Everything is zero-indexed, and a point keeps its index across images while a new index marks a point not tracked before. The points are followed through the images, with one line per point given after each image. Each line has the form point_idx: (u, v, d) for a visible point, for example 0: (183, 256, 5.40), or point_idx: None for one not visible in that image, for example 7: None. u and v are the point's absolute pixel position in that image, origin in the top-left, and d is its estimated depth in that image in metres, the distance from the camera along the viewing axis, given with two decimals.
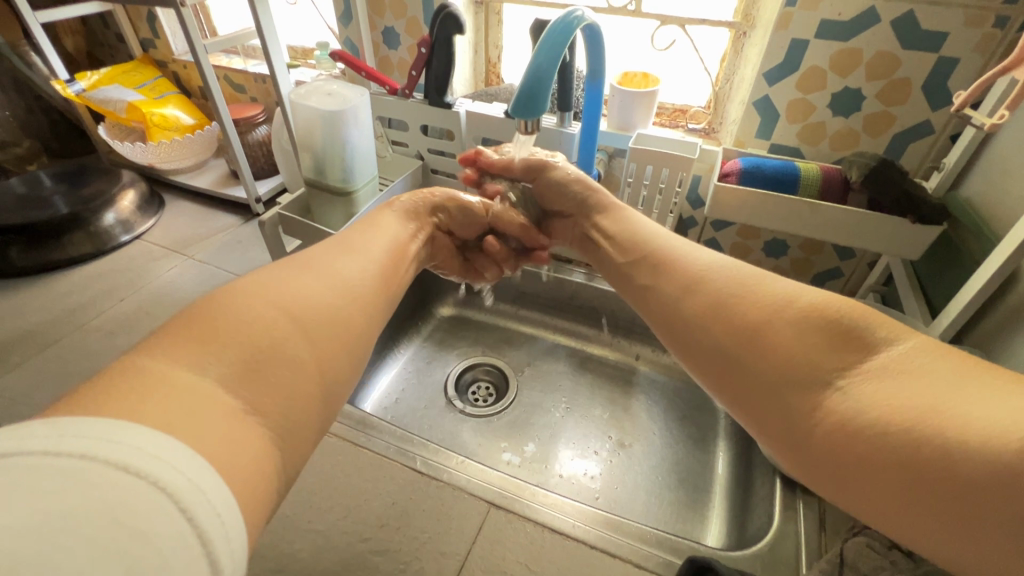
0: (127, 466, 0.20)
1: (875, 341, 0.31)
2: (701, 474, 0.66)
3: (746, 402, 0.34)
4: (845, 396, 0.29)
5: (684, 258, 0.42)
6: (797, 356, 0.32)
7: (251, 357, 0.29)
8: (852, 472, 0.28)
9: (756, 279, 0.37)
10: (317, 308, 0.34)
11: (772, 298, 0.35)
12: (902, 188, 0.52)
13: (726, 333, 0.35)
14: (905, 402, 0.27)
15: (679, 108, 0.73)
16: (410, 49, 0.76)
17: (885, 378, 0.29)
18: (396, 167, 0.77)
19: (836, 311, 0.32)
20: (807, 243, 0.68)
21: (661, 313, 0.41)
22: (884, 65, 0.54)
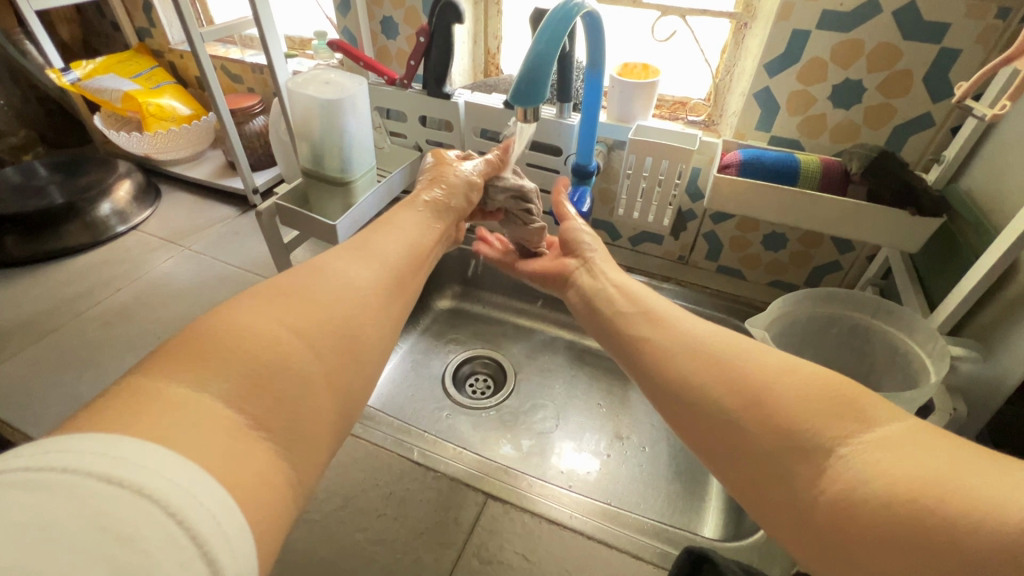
0: (134, 482, 0.21)
1: (874, 414, 0.29)
2: (699, 465, 0.67)
3: (744, 470, 0.32)
4: (848, 466, 0.28)
5: (678, 318, 0.41)
6: (796, 423, 0.30)
7: (240, 360, 0.29)
8: (858, 551, 0.26)
9: (752, 344, 0.35)
10: (314, 309, 0.34)
11: (771, 364, 0.33)
12: (902, 180, 0.51)
13: (722, 395, 0.33)
14: (906, 475, 0.26)
15: (678, 101, 0.72)
16: (408, 40, 0.76)
17: (885, 450, 0.27)
18: (394, 158, 0.76)
19: (836, 383, 0.31)
20: (806, 236, 0.68)
21: (653, 373, 0.39)
22: (886, 56, 0.54)
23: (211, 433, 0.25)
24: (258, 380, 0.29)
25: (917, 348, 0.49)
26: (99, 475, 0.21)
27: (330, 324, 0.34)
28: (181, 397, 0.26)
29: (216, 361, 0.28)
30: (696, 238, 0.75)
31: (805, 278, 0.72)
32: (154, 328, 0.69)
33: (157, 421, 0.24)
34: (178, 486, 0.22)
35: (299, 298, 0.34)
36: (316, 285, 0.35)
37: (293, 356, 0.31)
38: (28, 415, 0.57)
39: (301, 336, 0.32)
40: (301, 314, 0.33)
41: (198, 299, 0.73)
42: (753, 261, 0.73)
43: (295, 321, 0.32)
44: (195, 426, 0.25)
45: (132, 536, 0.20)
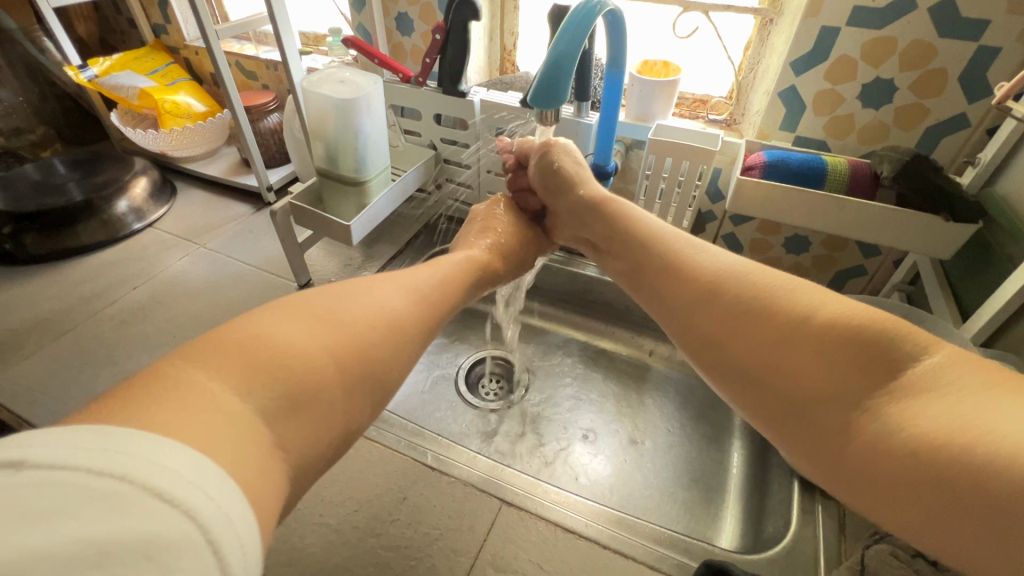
0: (140, 478, 0.20)
1: (905, 358, 0.29)
2: (716, 472, 0.65)
3: (772, 421, 0.32)
4: (877, 419, 0.28)
5: (705, 261, 0.40)
6: (822, 373, 0.30)
7: (264, 361, 0.27)
8: (884, 494, 0.26)
9: (779, 286, 0.35)
10: (345, 326, 0.31)
11: (794, 311, 0.33)
12: (936, 185, 0.50)
13: (747, 349, 0.34)
14: (934, 421, 0.26)
15: (699, 99, 0.71)
16: (424, 36, 0.75)
17: (914, 398, 0.27)
18: (408, 157, 0.76)
19: (864, 325, 0.30)
20: (830, 239, 0.66)
21: (682, 325, 0.38)
22: (919, 55, 0.52)
23: (240, 439, 0.24)
24: (292, 396, 0.27)
25: None
26: (106, 472, 0.20)
27: (362, 341, 0.31)
28: (198, 387, 0.24)
29: (242, 362, 0.26)
30: (715, 239, 0.73)
31: (827, 282, 0.70)
32: (170, 326, 0.69)
33: (164, 410, 0.22)
34: (188, 482, 0.20)
35: (321, 309, 0.31)
36: (341, 299, 0.33)
37: (321, 376, 0.28)
38: (47, 413, 0.58)
39: (332, 356, 0.29)
40: (326, 330, 0.30)
41: (213, 298, 0.73)
42: (774, 264, 0.72)
43: (327, 339, 0.30)
44: (218, 424, 0.24)
45: (146, 537, 0.19)
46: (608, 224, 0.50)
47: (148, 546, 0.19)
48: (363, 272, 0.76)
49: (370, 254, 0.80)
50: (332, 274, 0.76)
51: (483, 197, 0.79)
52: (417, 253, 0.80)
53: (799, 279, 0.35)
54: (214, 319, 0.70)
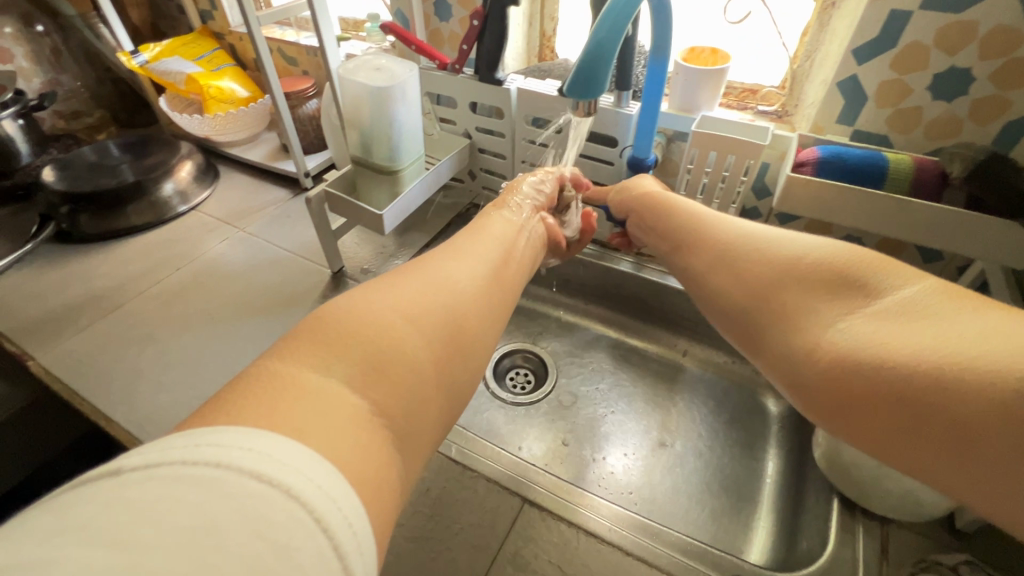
0: (241, 465, 0.21)
1: (880, 287, 0.33)
2: (748, 482, 0.63)
3: (764, 354, 0.37)
4: (843, 335, 0.32)
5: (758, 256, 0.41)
6: (801, 308, 0.35)
7: (352, 341, 0.30)
8: (852, 402, 0.30)
9: (781, 245, 0.40)
10: (429, 305, 0.35)
11: (787, 262, 0.38)
12: (1015, 186, 0.44)
13: (744, 297, 0.40)
14: (895, 337, 0.30)
15: (749, 88, 0.66)
16: (461, 22, 0.73)
17: (880, 322, 0.31)
18: (443, 145, 0.75)
19: (843, 266, 0.35)
20: (887, 242, 0.62)
21: (745, 320, 0.39)
22: (1003, 42, 0.47)
23: (333, 411, 0.26)
24: (376, 362, 0.30)
25: None
26: (212, 462, 0.21)
27: (441, 318, 0.35)
28: (296, 379, 0.27)
29: (325, 344, 0.29)
30: None
31: None
32: (210, 307, 0.71)
33: (257, 408, 0.24)
34: (286, 466, 0.22)
35: (406, 292, 0.35)
36: (422, 280, 0.37)
37: (408, 346, 0.31)
38: (95, 387, 0.61)
39: (418, 328, 0.33)
40: (411, 306, 0.34)
41: (251, 281, 0.75)
42: None
43: (411, 311, 0.33)
44: (321, 410, 0.26)
45: (260, 521, 0.20)
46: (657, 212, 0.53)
47: (261, 525, 0.20)
48: (394, 260, 0.77)
49: (402, 242, 0.80)
50: (365, 261, 0.77)
51: None
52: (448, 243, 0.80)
53: (853, 256, 0.36)
54: (250, 302, 0.72)
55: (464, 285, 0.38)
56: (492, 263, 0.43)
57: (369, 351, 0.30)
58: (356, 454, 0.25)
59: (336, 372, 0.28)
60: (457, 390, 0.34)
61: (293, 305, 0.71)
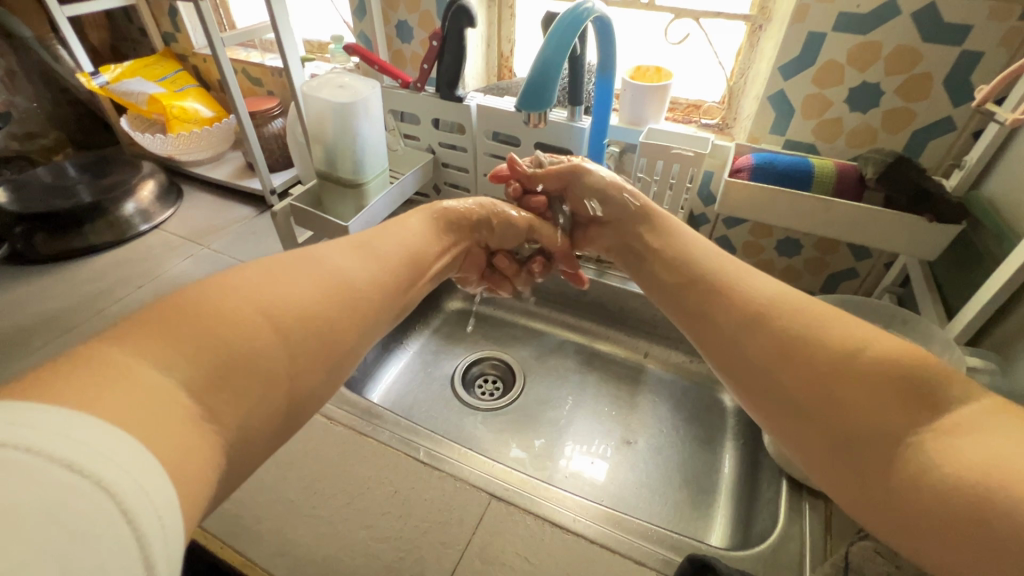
0: (40, 449, 0.19)
1: (951, 397, 0.29)
2: (708, 473, 0.66)
3: (804, 430, 0.33)
4: (922, 453, 0.28)
5: (750, 289, 0.41)
6: (857, 396, 0.31)
7: (196, 338, 0.28)
8: (921, 522, 0.26)
9: (830, 319, 0.35)
10: (292, 303, 0.34)
11: (841, 341, 0.33)
12: (919, 185, 0.50)
13: (785, 365, 0.35)
14: (978, 459, 0.26)
15: (692, 104, 0.72)
16: (423, 43, 0.76)
17: (958, 436, 0.27)
18: (407, 160, 0.77)
19: (911, 363, 0.31)
20: (822, 242, 0.67)
21: (768, 388, 0.36)
22: (905, 59, 0.53)
23: (172, 410, 0.25)
24: (221, 366, 0.29)
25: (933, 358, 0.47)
26: (4, 446, 0.19)
27: (308, 314, 0.34)
28: (125, 363, 0.25)
29: (176, 334, 0.28)
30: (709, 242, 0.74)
31: (820, 284, 0.71)
32: None
33: (95, 399, 0.23)
34: (108, 460, 0.21)
35: (283, 284, 0.35)
36: (292, 272, 0.36)
37: (256, 343, 0.31)
38: None
39: (271, 325, 0.32)
40: (277, 306, 0.33)
41: None
42: (766, 267, 0.72)
43: (276, 310, 0.33)
44: (160, 409, 0.25)
45: (72, 518, 0.19)
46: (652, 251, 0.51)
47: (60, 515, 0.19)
48: None
49: None
50: None
51: (480, 200, 0.80)
52: None
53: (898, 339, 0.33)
54: None
55: (350, 279, 0.39)
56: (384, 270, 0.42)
57: (218, 342, 0.29)
58: (197, 462, 0.25)
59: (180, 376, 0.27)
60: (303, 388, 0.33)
61: None
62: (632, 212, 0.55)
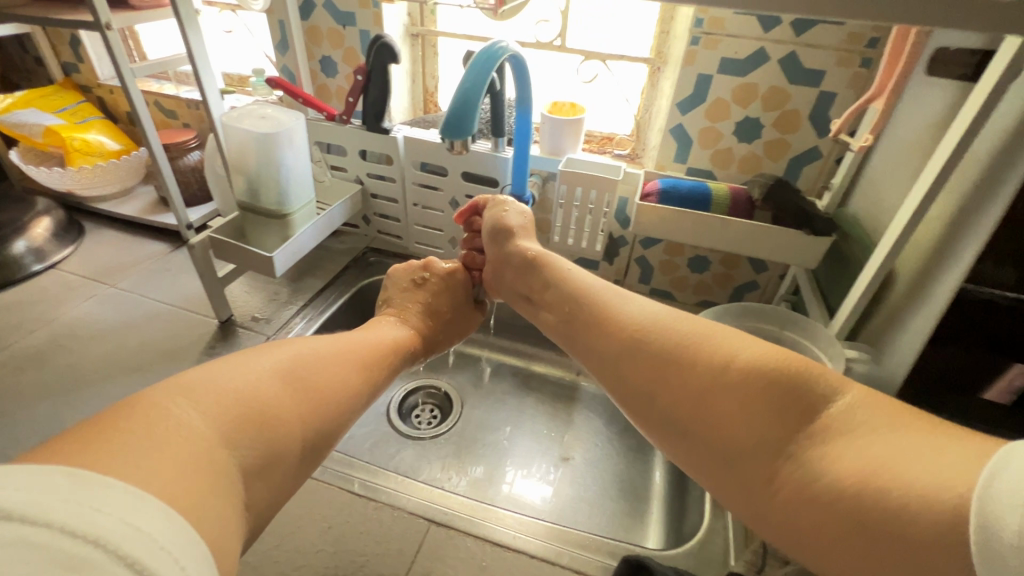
0: (65, 523, 0.20)
1: (817, 397, 0.30)
2: (642, 481, 0.69)
3: (694, 454, 0.33)
4: (801, 464, 0.29)
5: (625, 311, 0.41)
6: (732, 416, 0.31)
7: (231, 397, 0.30)
8: (817, 535, 0.27)
9: (698, 333, 0.36)
10: (315, 390, 0.35)
11: (710, 357, 0.34)
12: (796, 204, 0.58)
13: (665, 390, 0.35)
14: (853, 464, 0.27)
15: (606, 136, 0.78)
16: (348, 77, 0.78)
17: (831, 440, 0.29)
18: (334, 191, 0.77)
19: (773, 368, 0.32)
20: (726, 258, 0.74)
21: (654, 415, 0.35)
22: (777, 98, 0.61)
23: (193, 470, 0.26)
24: (262, 448, 0.30)
25: (820, 353, 0.54)
26: (28, 519, 0.19)
27: (328, 400, 0.36)
28: (162, 423, 0.26)
29: (210, 405, 0.29)
30: (629, 262, 0.79)
31: (728, 296, 0.78)
32: (72, 370, 0.65)
33: (123, 459, 0.23)
34: (119, 521, 0.20)
35: (301, 362, 0.36)
36: (308, 356, 0.37)
37: (285, 423, 0.32)
38: None
39: (302, 417, 0.33)
40: (302, 386, 0.35)
41: (123, 338, 0.69)
42: (681, 283, 0.79)
43: (303, 396, 0.34)
44: (183, 471, 0.25)
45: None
46: (545, 275, 0.51)
47: None
48: (288, 306, 0.76)
49: (296, 289, 0.79)
50: (255, 309, 0.75)
51: (410, 229, 0.81)
52: (345, 286, 0.81)
53: (760, 345, 0.34)
54: (123, 360, 0.66)
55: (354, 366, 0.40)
56: (367, 347, 0.44)
57: (243, 408, 0.30)
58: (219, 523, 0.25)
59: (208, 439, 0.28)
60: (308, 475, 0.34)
61: (174, 359, 0.67)
62: (520, 246, 0.57)
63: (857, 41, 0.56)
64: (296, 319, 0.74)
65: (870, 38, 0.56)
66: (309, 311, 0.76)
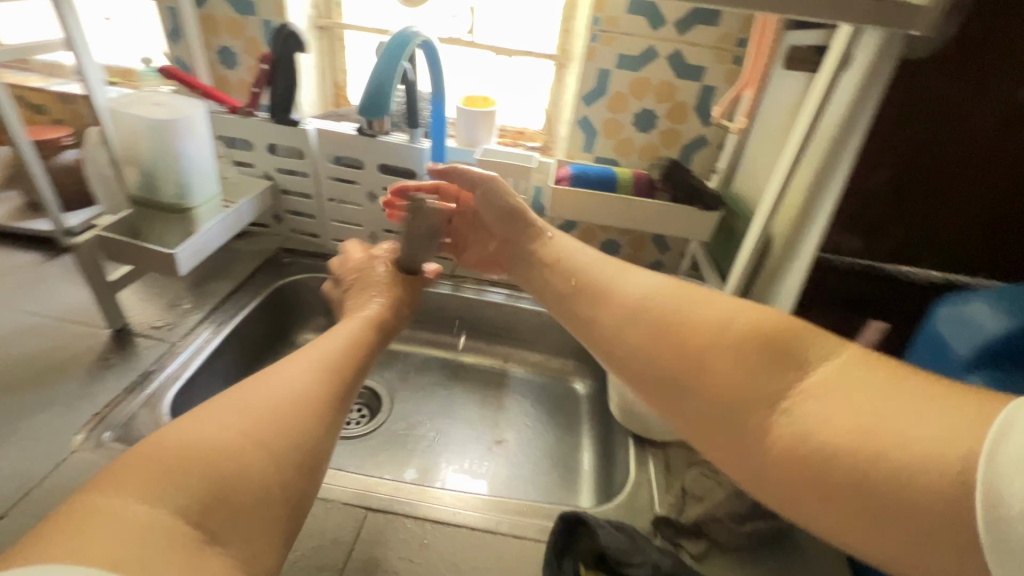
0: None
1: (807, 360, 0.32)
2: (571, 454, 0.72)
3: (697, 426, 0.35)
4: (790, 420, 0.31)
5: (629, 289, 0.44)
6: (725, 386, 0.34)
7: (171, 468, 0.31)
8: (809, 493, 0.29)
9: (692, 309, 0.38)
10: (258, 422, 0.36)
11: (701, 332, 0.36)
12: (690, 183, 0.65)
13: (666, 368, 0.37)
14: (845, 422, 0.29)
15: (518, 130, 0.81)
16: (250, 70, 0.74)
17: (821, 398, 0.31)
18: (241, 187, 0.73)
19: (765, 333, 0.34)
20: (634, 240, 0.80)
21: (661, 391, 0.38)
22: (667, 91, 0.68)
23: (141, 534, 0.28)
24: (212, 494, 0.31)
25: None
26: None
27: (280, 428, 0.37)
28: (104, 504, 0.29)
29: (149, 471, 0.31)
30: None
31: None
32: None
33: (76, 543, 0.26)
34: None
35: (238, 407, 0.37)
36: (256, 396, 0.38)
37: (246, 467, 0.33)
38: None
39: (253, 448, 0.34)
40: (244, 422, 0.36)
41: None
42: None
43: (247, 433, 0.35)
44: (135, 536, 0.27)
45: None
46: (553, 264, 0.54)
47: None
48: (194, 312, 0.70)
49: (201, 294, 0.74)
50: (155, 318, 0.69)
51: (327, 226, 0.79)
52: (258, 288, 0.77)
53: (752, 316, 0.36)
54: None
55: (300, 391, 0.40)
56: (319, 362, 0.43)
57: (193, 462, 0.32)
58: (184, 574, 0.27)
59: (161, 503, 0.30)
60: (298, 493, 0.36)
61: (57, 376, 0.59)
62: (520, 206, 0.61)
63: (729, 42, 0.64)
64: (204, 325, 0.69)
65: (739, 39, 0.64)
66: (219, 315, 0.71)
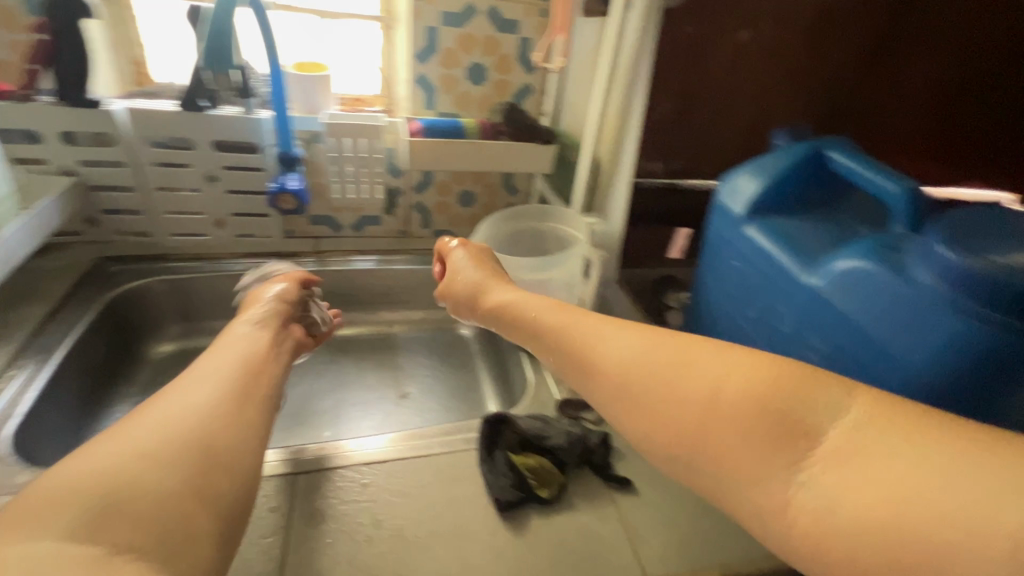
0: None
1: (817, 417, 0.24)
2: (474, 389, 0.78)
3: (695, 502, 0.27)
4: (809, 491, 0.23)
5: (609, 343, 0.33)
6: (720, 450, 0.25)
7: (63, 493, 0.28)
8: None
9: (664, 354, 0.30)
10: (155, 444, 0.31)
11: (682, 383, 0.28)
12: (528, 123, 0.74)
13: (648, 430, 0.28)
14: (875, 491, 0.21)
15: (356, 97, 0.82)
16: (12, 47, 0.62)
17: (845, 464, 0.23)
18: (35, 188, 0.62)
19: (762, 387, 0.26)
20: (487, 188, 0.87)
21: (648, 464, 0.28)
22: (492, 45, 0.75)
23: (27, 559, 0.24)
24: (107, 511, 0.27)
25: (569, 228, 0.70)
26: None
27: (187, 448, 0.32)
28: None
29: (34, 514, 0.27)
30: (410, 210, 0.86)
31: None
32: None
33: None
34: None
35: (139, 432, 0.32)
36: (142, 421, 0.33)
37: (151, 486, 0.29)
38: None
39: (156, 475, 0.30)
40: (147, 444, 0.31)
41: None
42: (458, 219, 0.89)
43: (145, 457, 0.30)
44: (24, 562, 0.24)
45: None
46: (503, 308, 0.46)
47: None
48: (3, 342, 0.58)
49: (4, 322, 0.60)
50: None
51: (160, 220, 0.71)
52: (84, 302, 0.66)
53: (743, 364, 0.27)
54: None
55: (203, 408, 0.35)
56: (225, 380, 0.39)
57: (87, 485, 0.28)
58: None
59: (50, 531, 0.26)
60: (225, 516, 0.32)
61: None
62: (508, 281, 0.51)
63: None
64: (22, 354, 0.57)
65: None
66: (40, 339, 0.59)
